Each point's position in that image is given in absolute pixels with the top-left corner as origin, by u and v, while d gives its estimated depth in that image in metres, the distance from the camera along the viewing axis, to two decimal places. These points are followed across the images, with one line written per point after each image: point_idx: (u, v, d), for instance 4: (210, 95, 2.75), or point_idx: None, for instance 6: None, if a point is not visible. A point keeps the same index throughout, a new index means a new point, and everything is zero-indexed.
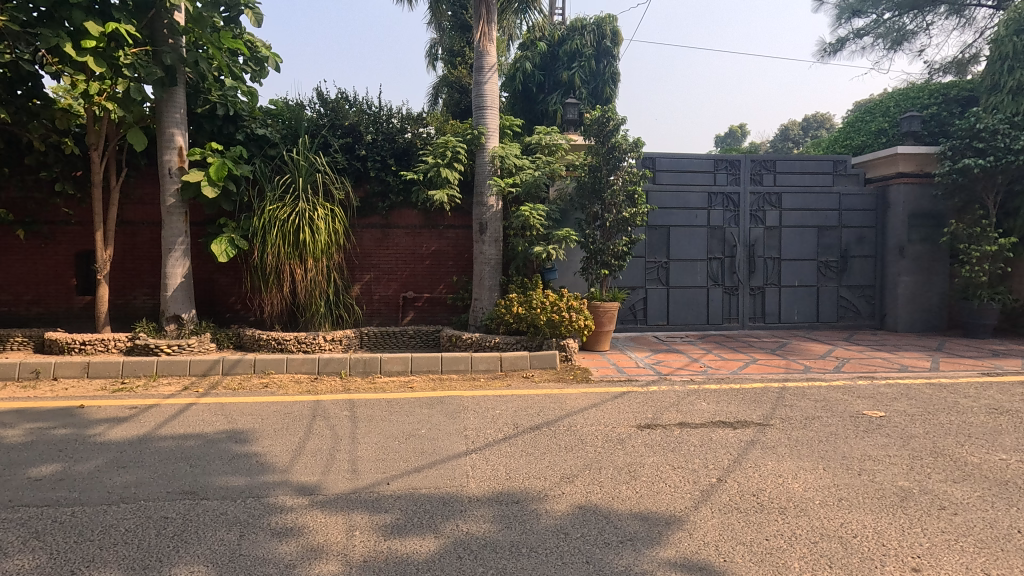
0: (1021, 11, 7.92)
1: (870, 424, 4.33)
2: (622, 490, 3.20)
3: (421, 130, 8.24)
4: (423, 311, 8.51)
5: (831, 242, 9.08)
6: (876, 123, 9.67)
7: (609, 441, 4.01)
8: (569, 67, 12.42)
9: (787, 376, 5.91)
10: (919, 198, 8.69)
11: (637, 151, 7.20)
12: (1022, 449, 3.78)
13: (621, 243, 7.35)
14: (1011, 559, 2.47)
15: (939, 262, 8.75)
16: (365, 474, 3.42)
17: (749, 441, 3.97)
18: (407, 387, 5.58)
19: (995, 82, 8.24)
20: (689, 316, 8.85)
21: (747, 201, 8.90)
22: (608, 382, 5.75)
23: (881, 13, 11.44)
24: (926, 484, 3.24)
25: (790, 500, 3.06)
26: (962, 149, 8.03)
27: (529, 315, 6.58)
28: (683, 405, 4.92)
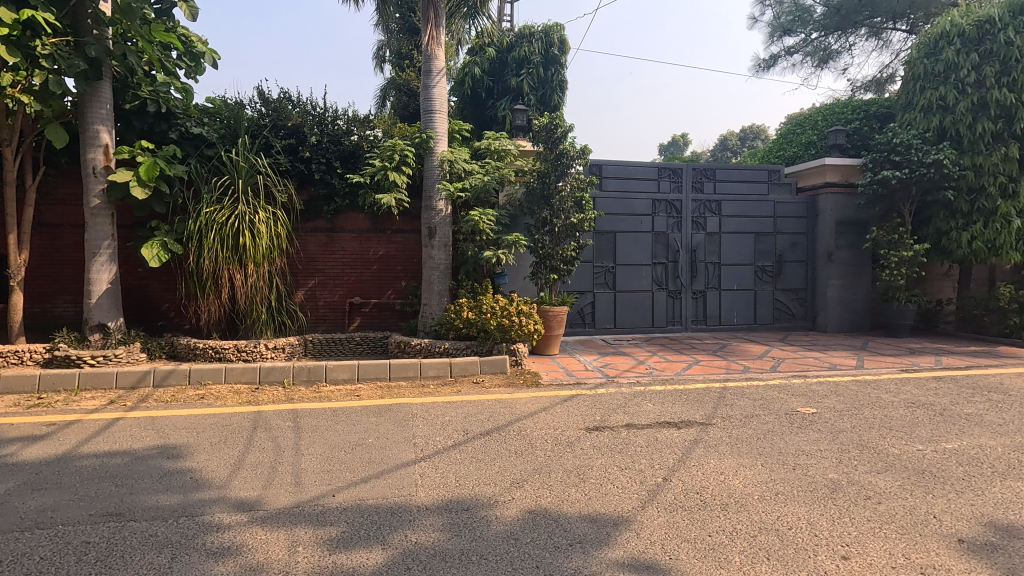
0: (930, 36, 8.64)
1: (803, 420, 4.57)
2: (571, 493, 3.23)
3: (368, 133, 8.08)
4: (371, 317, 8.34)
5: (767, 248, 9.54)
6: (806, 136, 10.31)
7: (558, 445, 4.04)
8: (518, 73, 12.50)
9: (727, 376, 6.15)
10: (845, 207, 9.28)
11: (584, 158, 7.33)
12: (936, 440, 4.08)
13: (570, 248, 7.44)
14: (928, 544, 2.65)
15: (863, 267, 9.35)
16: (309, 487, 3.31)
17: (693, 440, 4.10)
18: (354, 395, 5.43)
19: (909, 100, 8.93)
20: (635, 319, 9.08)
21: (689, 208, 9.22)
22: (558, 386, 5.80)
23: (809, 33, 12.17)
24: (853, 476, 3.44)
25: (731, 496, 3.18)
26: (881, 161, 8.57)
27: (479, 320, 6.57)
28: (630, 406, 5.03)
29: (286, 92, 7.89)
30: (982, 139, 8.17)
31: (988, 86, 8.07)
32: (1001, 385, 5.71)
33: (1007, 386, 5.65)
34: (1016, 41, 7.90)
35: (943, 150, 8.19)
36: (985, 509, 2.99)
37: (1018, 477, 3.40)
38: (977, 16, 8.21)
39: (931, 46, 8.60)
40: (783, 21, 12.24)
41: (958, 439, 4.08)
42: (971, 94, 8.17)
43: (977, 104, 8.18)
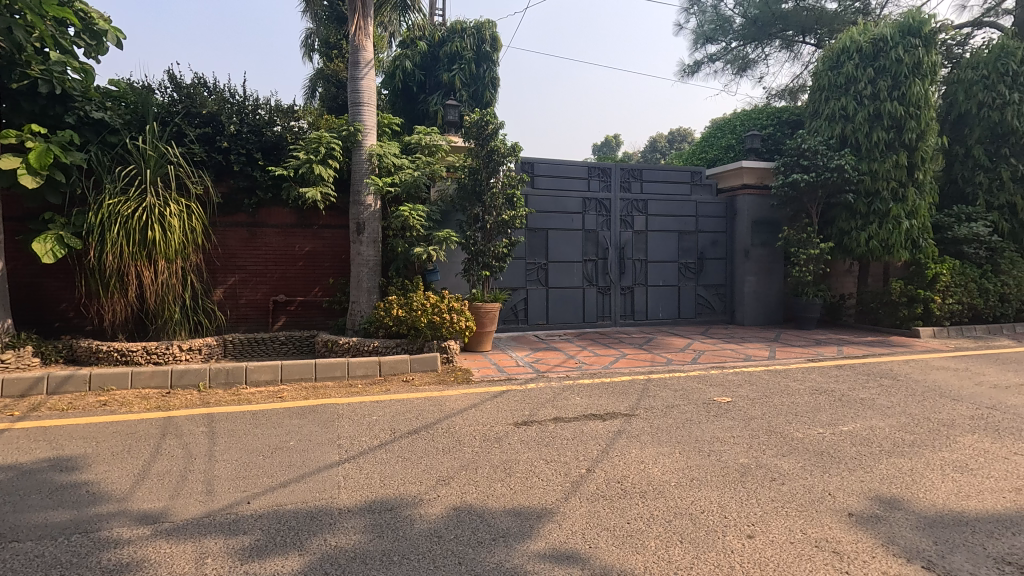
0: (833, 50, 9.37)
1: (719, 409, 4.82)
2: (496, 488, 3.25)
3: (292, 124, 7.74)
4: (297, 316, 8.03)
5: (690, 246, 9.99)
6: (725, 140, 10.91)
7: (486, 440, 4.06)
8: (449, 68, 12.37)
9: (652, 369, 6.40)
10: (759, 208, 9.88)
11: (514, 156, 7.35)
12: (834, 423, 4.43)
13: (502, 245, 7.48)
14: (823, 519, 2.87)
15: (776, 264, 10.00)
16: (221, 495, 3.14)
17: (617, 431, 4.24)
18: (277, 397, 5.21)
19: (816, 109, 9.63)
20: (566, 315, 9.26)
21: (618, 206, 9.50)
22: (489, 383, 5.81)
23: (729, 42, 12.82)
24: (760, 460, 3.67)
25: (649, 483, 3.31)
26: (791, 165, 9.18)
27: (410, 317, 6.47)
28: (558, 400, 5.13)
29: (201, 77, 7.43)
30: (877, 147, 8.92)
31: (882, 98, 8.82)
32: (891, 371, 6.28)
33: (896, 372, 6.23)
34: (905, 59, 8.70)
35: (844, 156, 8.89)
36: (872, 484, 3.28)
37: (900, 454, 3.76)
38: (872, 34, 8.96)
39: (834, 59, 9.34)
40: (706, 30, 12.84)
41: (852, 422, 4.46)
42: (868, 105, 8.91)
43: (873, 115, 8.92)
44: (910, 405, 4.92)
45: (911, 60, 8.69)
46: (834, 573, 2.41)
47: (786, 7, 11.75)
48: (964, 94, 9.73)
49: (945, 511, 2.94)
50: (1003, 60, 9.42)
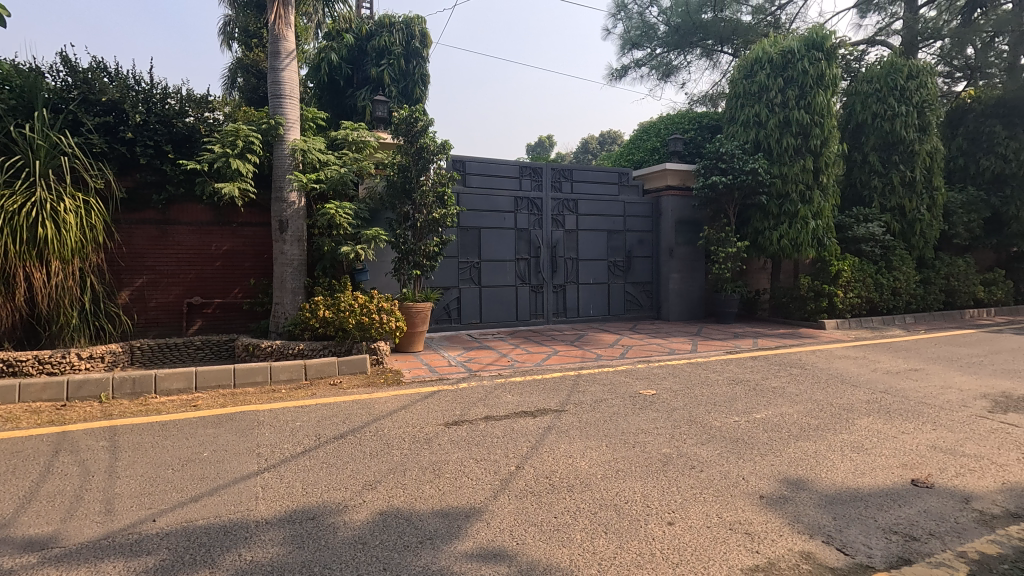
0: (748, 60, 9.97)
1: (645, 402, 5.00)
2: (424, 490, 3.20)
3: (206, 115, 7.29)
4: (215, 319, 7.59)
5: (619, 244, 10.29)
6: (651, 142, 11.35)
7: (416, 442, 4.00)
8: (377, 63, 12.06)
9: (582, 365, 6.53)
10: (683, 208, 10.34)
11: (444, 153, 7.26)
12: (748, 411, 4.70)
13: (433, 243, 7.39)
14: (737, 502, 3.04)
15: (698, 261, 10.50)
16: (123, 514, 2.90)
17: (546, 427, 4.29)
18: (190, 406, 4.88)
19: (733, 115, 10.20)
20: (500, 314, 9.28)
21: (549, 206, 9.63)
22: (420, 383, 5.72)
23: (654, 48, 13.32)
24: (681, 449, 3.84)
25: (576, 477, 3.38)
26: (711, 167, 9.67)
27: (337, 319, 6.26)
28: (490, 399, 5.13)
29: (100, 62, 6.85)
30: (787, 152, 9.55)
31: (790, 107, 9.47)
32: (799, 361, 6.75)
33: (804, 362, 6.70)
34: (810, 70, 9.38)
35: (758, 160, 9.47)
36: (780, 467, 3.50)
37: (806, 438, 4.04)
38: (781, 47, 9.60)
39: (748, 69, 9.93)
40: (632, 36, 13.23)
41: (765, 410, 4.75)
42: (779, 112, 9.53)
43: (782, 122, 9.56)
44: (816, 392, 5.30)
45: (815, 72, 9.38)
46: (746, 553, 2.54)
47: (706, 18, 12.38)
48: (861, 105, 10.64)
49: (843, 489, 3.19)
50: (893, 75, 10.37)
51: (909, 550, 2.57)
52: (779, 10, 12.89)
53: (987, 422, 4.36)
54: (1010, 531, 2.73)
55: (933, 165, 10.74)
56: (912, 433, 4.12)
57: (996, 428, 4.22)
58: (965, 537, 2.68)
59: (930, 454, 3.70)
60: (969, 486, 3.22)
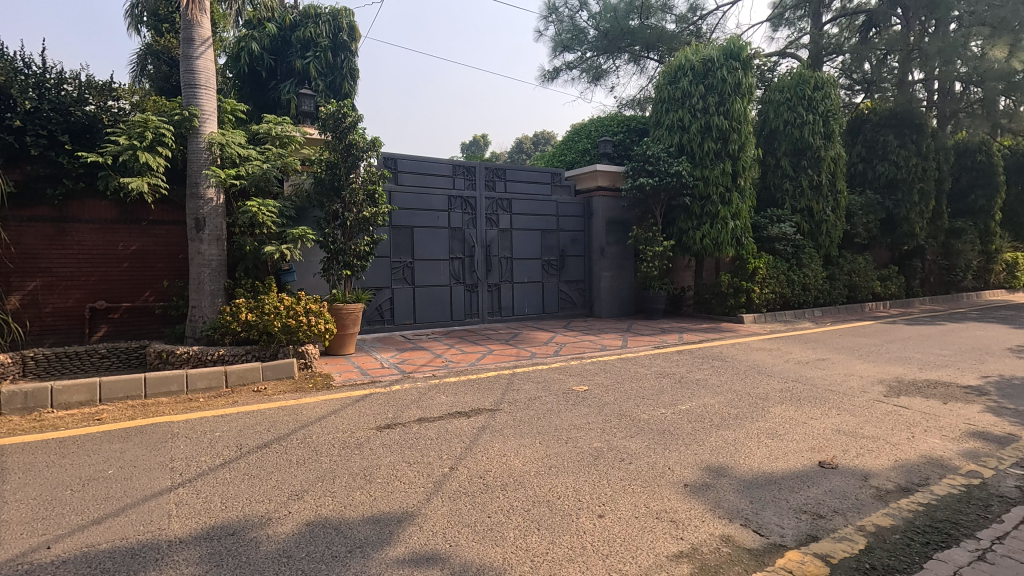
0: (672, 67, 10.42)
1: (577, 398, 5.10)
2: (354, 497, 3.10)
3: (109, 104, 6.74)
4: (123, 325, 7.03)
5: (552, 243, 10.44)
6: (582, 144, 11.62)
7: (346, 448, 3.87)
8: (303, 55, 11.57)
9: (516, 364, 6.57)
10: (613, 209, 10.64)
11: (374, 151, 7.08)
12: (674, 403, 4.91)
13: (363, 243, 7.18)
14: (663, 492, 3.16)
15: (628, 260, 10.85)
16: (11, 543, 2.62)
17: (481, 427, 4.29)
18: (94, 420, 4.49)
19: (659, 119, 10.64)
20: (434, 314, 9.19)
21: (483, 205, 9.62)
22: (351, 387, 5.55)
23: (584, 52, 13.62)
24: (612, 442, 3.95)
25: (510, 475, 3.39)
26: (638, 169, 10.03)
27: (261, 322, 5.96)
28: (424, 401, 5.05)
29: None
30: (708, 155, 10.05)
31: (711, 113, 9.97)
32: (720, 354, 7.13)
33: (725, 354, 7.09)
34: (728, 79, 9.93)
35: (681, 163, 9.91)
36: (703, 456, 3.68)
37: (726, 426, 4.27)
38: (702, 55, 10.10)
39: (672, 75, 10.38)
40: (564, 38, 13.47)
41: (690, 401, 4.97)
42: (700, 118, 10.02)
43: (704, 127, 10.05)
44: (735, 383, 5.61)
45: (733, 80, 9.94)
46: (671, 540, 2.65)
47: (633, 24, 12.79)
48: (773, 113, 11.39)
49: (759, 473, 3.39)
50: (801, 86, 11.18)
51: (816, 527, 2.77)
52: (701, 20, 13.53)
53: (883, 406, 4.78)
54: (901, 504, 3.01)
55: (837, 170, 11.64)
56: (819, 418, 4.46)
57: (890, 410, 4.64)
58: (864, 512, 2.92)
59: (835, 437, 4.01)
60: (867, 465, 3.52)
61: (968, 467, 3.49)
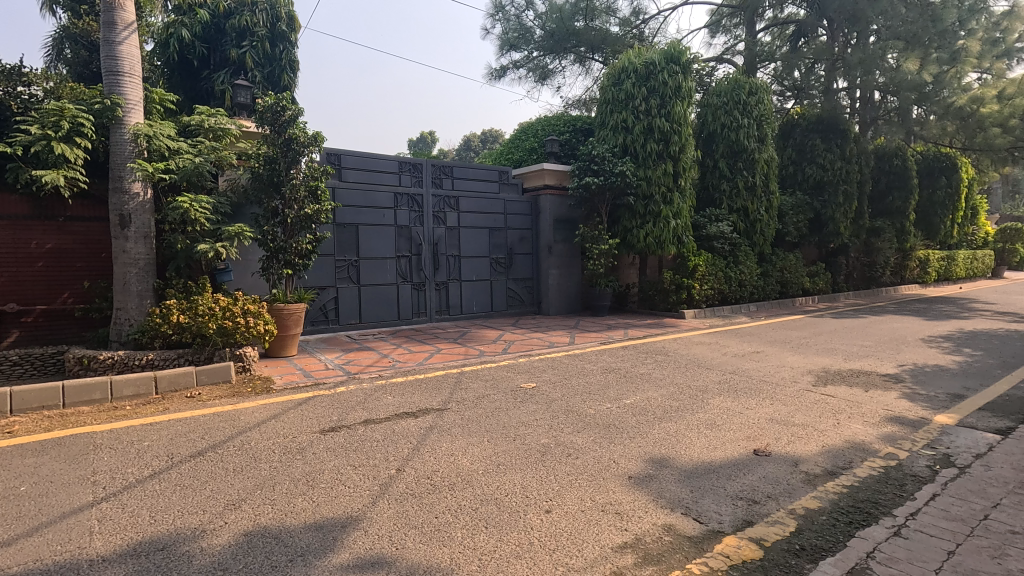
0: (616, 69, 10.67)
1: (525, 395, 5.14)
2: (296, 503, 3.01)
3: (19, 89, 6.25)
4: (38, 329, 6.50)
5: (500, 242, 10.45)
6: (529, 143, 11.70)
7: (287, 453, 3.74)
8: (238, 44, 11.01)
9: (464, 362, 6.53)
10: (559, 207, 10.77)
11: (316, 146, 6.87)
12: (619, 398, 5.02)
13: (306, 241, 6.92)
14: (609, 485, 3.22)
15: (575, 258, 11.00)
16: None
17: (428, 427, 4.24)
18: (5, 433, 4.13)
19: (603, 120, 10.86)
20: (381, 313, 9.01)
21: (430, 203, 9.52)
22: (292, 390, 5.35)
23: (531, 51, 13.71)
24: (559, 438, 4.00)
25: (458, 475, 3.37)
26: (584, 169, 10.20)
27: (195, 324, 5.67)
28: (369, 402, 4.95)
29: None
30: (650, 156, 10.34)
31: (653, 114, 10.25)
32: (663, 348, 7.36)
33: (667, 349, 7.32)
34: (669, 82, 10.25)
35: (626, 163, 10.16)
36: (646, 448, 3.78)
37: (668, 419, 4.40)
38: (645, 58, 10.38)
39: (616, 77, 10.62)
40: (510, 37, 13.49)
41: (634, 395, 5.10)
42: (643, 119, 10.29)
43: (647, 128, 10.33)
44: (677, 376, 5.81)
45: (673, 84, 10.26)
46: (616, 531, 2.71)
47: (578, 25, 12.98)
48: (711, 116, 11.86)
49: (699, 463, 3.53)
50: (737, 91, 11.68)
51: (751, 512, 2.90)
52: (643, 24, 13.88)
53: (812, 395, 5.07)
54: (828, 487, 3.20)
55: (769, 172, 12.24)
56: (754, 408, 4.68)
57: (818, 399, 4.93)
58: (794, 496, 3.09)
59: (768, 426, 4.21)
60: (797, 451, 3.72)
61: (886, 450, 3.76)
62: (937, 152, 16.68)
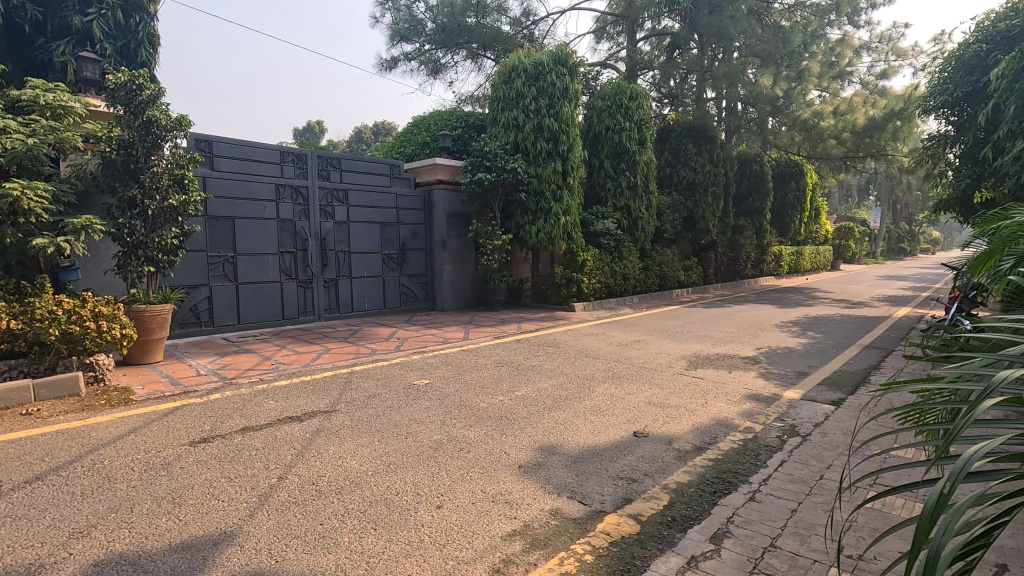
0: (506, 67, 10.82)
1: (418, 392, 5.07)
2: (160, 523, 2.73)
3: None
4: None
5: (392, 237, 10.19)
6: (421, 137, 11.51)
7: (149, 470, 3.37)
8: (82, 10, 8.20)
9: (354, 362, 6.31)
10: (453, 202, 10.70)
11: (182, 130, 6.22)
12: (511, 390, 5.13)
13: (171, 235, 6.28)
14: (500, 476, 3.28)
15: (469, 254, 11.01)
16: None
17: (314, 431, 4.03)
18: None
19: (496, 117, 10.97)
20: (262, 313, 8.42)
21: (316, 195, 9.04)
22: (156, 400, 4.83)
23: (422, 44, 13.46)
24: (451, 433, 3.99)
25: (346, 478, 3.25)
26: (476, 164, 10.24)
27: (31, 331, 4.91)
28: (248, 408, 4.61)
29: None
30: (541, 154, 10.63)
31: (542, 114, 10.56)
32: (553, 340, 7.63)
33: (557, 341, 7.59)
34: (557, 83, 10.61)
35: (517, 160, 10.36)
36: (536, 437, 3.89)
37: (557, 408, 4.58)
38: (534, 59, 10.65)
39: (507, 75, 10.77)
40: (401, 28, 13.13)
41: (525, 387, 5.24)
42: (533, 118, 10.56)
43: (537, 127, 10.61)
44: (566, 367, 6.05)
45: (561, 85, 10.63)
46: (505, 520, 2.77)
47: (470, 21, 12.99)
48: (597, 118, 12.48)
49: (584, 448, 3.70)
50: (619, 95, 12.35)
51: (630, 490, 3.10)
52: (533, 25, 14.22)
53: (684, 378, 5.52)
54: (696, 461, 3.51)
55: (649, 173, 13.08)
56: (635, 393, 5.00)
57: (690, 382, 5.39)
58: (668, 472, 3.36)
59: (647, 409, 4.52)
60: (671, 430, 4.04)
61: (745, 424, 4.20)
62: (788, 159, 18.80)
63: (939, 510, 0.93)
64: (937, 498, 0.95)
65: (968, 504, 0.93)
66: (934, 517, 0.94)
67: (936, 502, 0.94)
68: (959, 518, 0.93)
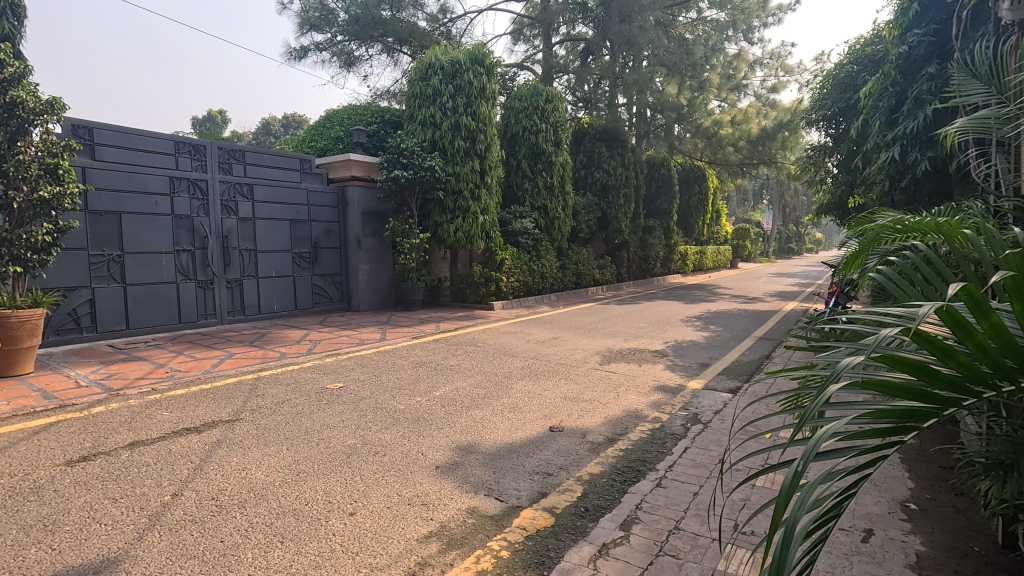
0: (423, 64, 10.65)
1: (331, 396, 4.88)
2: (29, 555, 2.43)
3: None
4: None
5: (302, 234, 9.73)
6: (333, 131, 11.05)
7: (15, 496, 2.99)
8: None
9: (261, 367, 5.95)
10: (368, 200, 10.39)
11: (54, 114, 5.58)
12: (429, 391, 5.06)
13: (42, 231, 5.59)
14: (416, 478, 3.22)
15: (386, 253, 10.74)
16: None
17: (215, 442, 3.76)
18: None
19: (412, 113, 10.77)
20: (155, 316, 7.73)
21: (216, 190, 8.42)
22: (25, 417, 4.30)
23: (334, 35, 12.94)
24: (366, 437, 3.87)
25: (250, 490, 3.06)
26: (393, 161, 10.02)
27: None
28: (137, 421, 4.21)
29: None
30: (458, 153, 10.59)
31: (459, 112, 10.53)
32: (472, 339, 7.63)
33: (476, 339, 7.61)
34: (474, 82, 10.62)
35: (435, 158, 10.25)
36: (453, 437, 3.87)
37: (474, 407, 4.58)
38: (450, 57, 10.60)
39: (423, 72, 10.61)
40: (311, 16, 12.56)
41: (443, 387, 5.19)
42: (451, 116, 10.50)
43: (454, 125, 10.57)
44: (485, 365, 6.07)
45: (477, 84, 10.65)
46: (421, 522, 2.73)
47: (385, 15, 12.70)
48: (514, 118, 12.67)
49: (502, 445, 3.73)
50: (535, 97, 12.59)
51: (545, 484, 3.17)
52: (450, 22, 14.15)
53: (598, 373, 5.72)
54: (608, 452, 3.65)
55: (565, 174, 13.37)
56: (551, 389, 5.11)
57: (603, 376, 5.59)
58: (581, 464, 3.46)
59: (562, 404, 4.63)
60: (585, 424, 4.17)
61: (653, 414, 4.42)
62: (692, 164, 20.02)
63: (793, 489, 1.03)
64: (791, 477, 1.04)
65: (817, 481, 1.03)
66: (789, 495, 1.03)
67: (791, 481, 1.03)
68: (810, 494, 1.03)
